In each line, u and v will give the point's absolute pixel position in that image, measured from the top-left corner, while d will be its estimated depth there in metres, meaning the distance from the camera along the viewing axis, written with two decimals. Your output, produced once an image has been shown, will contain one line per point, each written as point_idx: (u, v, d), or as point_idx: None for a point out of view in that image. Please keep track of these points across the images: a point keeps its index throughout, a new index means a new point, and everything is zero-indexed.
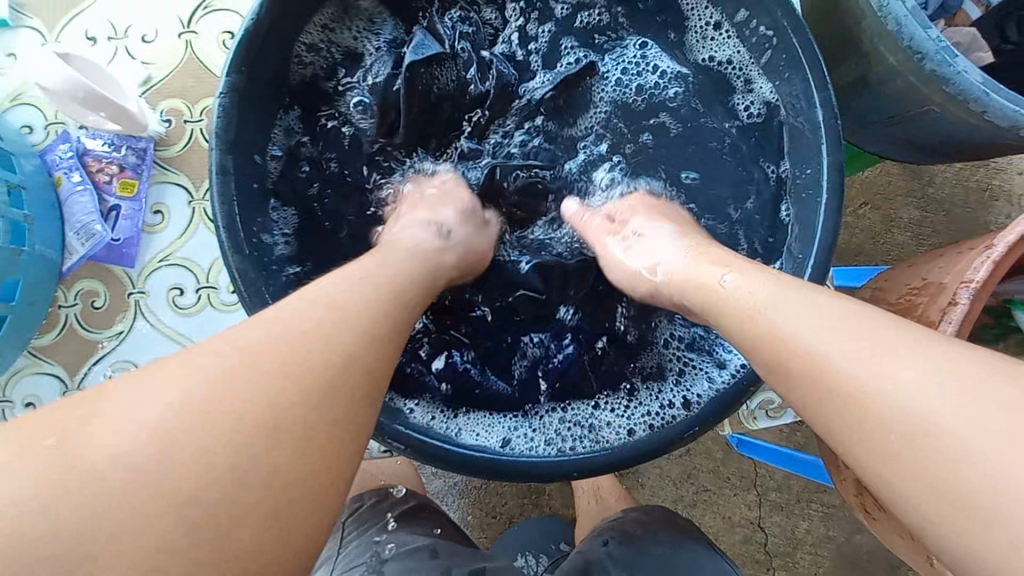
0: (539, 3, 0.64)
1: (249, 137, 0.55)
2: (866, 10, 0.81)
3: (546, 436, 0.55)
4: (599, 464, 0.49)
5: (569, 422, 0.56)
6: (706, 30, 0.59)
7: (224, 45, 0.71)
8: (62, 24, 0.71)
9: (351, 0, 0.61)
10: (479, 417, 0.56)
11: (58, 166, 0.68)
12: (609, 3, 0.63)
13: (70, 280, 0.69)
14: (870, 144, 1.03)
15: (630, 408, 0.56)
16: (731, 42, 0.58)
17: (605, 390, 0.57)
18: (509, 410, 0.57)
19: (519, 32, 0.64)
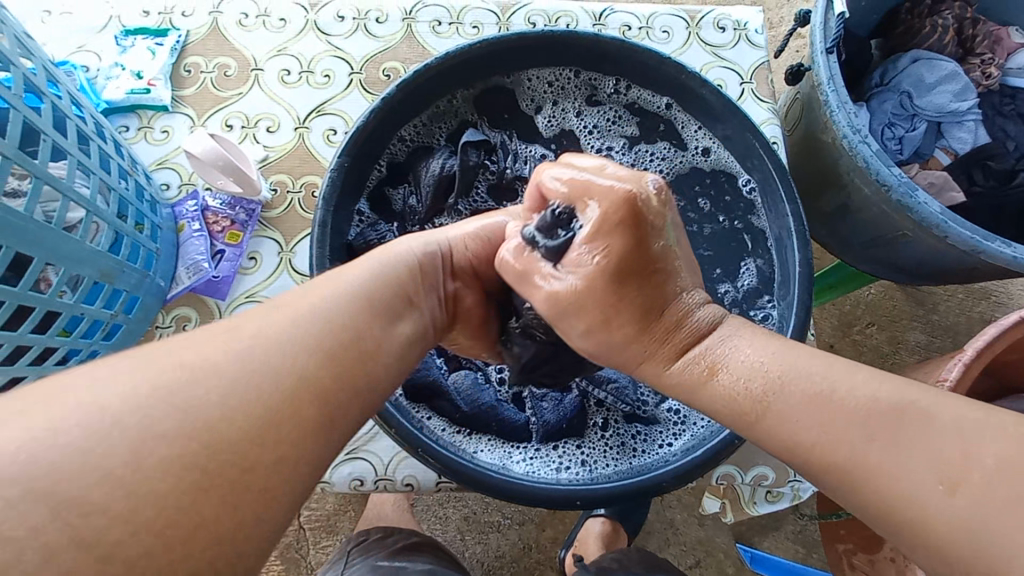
0: (562, 119, 0.84)
1: (347, 204, 0.71)
2: (841, 150, 0.99)
3: (538, 464, 0.68)
4: (580, 495, 0.61)
5: (557, 456, 0.69)
6: (703, 139, 0.81)
7: (328, 139, 0.93)
8: (208, 113, 0.93)
9: (429, 110, 0.79)
10: (485, 439, 0.69)
11: (184, 216, 0.85)
12: (614, 121, 0.83)
13: (170, 306, 0.83)
14: (861, 263, 1.17)
15: (619, 455, 0.70)
16: (720, 146, 0.80)
17: (588, 437, 0.71)
18: (510, 441, 0.70)
19: (549, 133, 0.84)
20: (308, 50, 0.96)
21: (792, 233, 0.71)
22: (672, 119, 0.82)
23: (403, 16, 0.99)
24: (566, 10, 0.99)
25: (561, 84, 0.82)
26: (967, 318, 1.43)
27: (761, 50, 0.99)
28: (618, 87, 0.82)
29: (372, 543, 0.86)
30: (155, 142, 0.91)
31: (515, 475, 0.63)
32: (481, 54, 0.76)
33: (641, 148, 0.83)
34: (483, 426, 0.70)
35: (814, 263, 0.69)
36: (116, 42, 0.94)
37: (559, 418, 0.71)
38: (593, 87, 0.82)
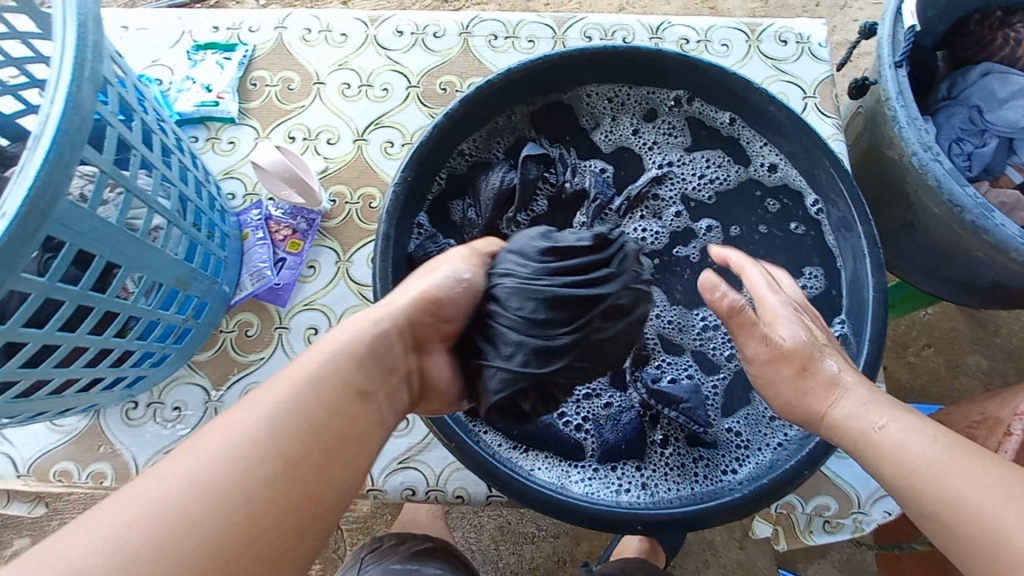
0: (621, 133, 0.83)
1: (408, 216, 0.73)
2: (908, 167, 0.95)
3: (595, 484, 0.68)
4: (640, 518, 0.60)
5: (615, 477, 0.68)
6: (766, 152, 0.79)
7: (385, 151, 0.94)
8: (272, 125, 0.96)
9: (488, 125, 0.80)
10: (542, 456, 0.69)
11: (248, 225, 0.88)
12: (672, 136, 0.82)
13: (234, 311, 0.86)
14: (923, 283, 1.12)
15: (678, 479, 0.68)
16: (783, 159, 0.78)
17: (648, 458, 0.70)
18: (568, 459, 0.70)
19: (607, 146, 0.83)
20: (368, 64, 0.99)
21: (864, 254, 0.69)
22: (733, 133, 0.81)
23: (459, 30, 1.00)
24: (623, 24, 0.99)
25: (619, 98, 0.82)
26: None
27: (825, 63, 0.96)
28: (678, 101, 0.81)
29: (387, 549, 0.86)
30: (222, 152, 0.95)
31: (573, 496, 0.63)
32: (544, 69, 0.76)
33: (696, 157, 0.82)
34: (540, 443, 0.70)
35: (886, 285, 0.67)
36: (188, 57, 0.99)
37: (618, 437, 0.71)
38: (652, 102, 0.81)
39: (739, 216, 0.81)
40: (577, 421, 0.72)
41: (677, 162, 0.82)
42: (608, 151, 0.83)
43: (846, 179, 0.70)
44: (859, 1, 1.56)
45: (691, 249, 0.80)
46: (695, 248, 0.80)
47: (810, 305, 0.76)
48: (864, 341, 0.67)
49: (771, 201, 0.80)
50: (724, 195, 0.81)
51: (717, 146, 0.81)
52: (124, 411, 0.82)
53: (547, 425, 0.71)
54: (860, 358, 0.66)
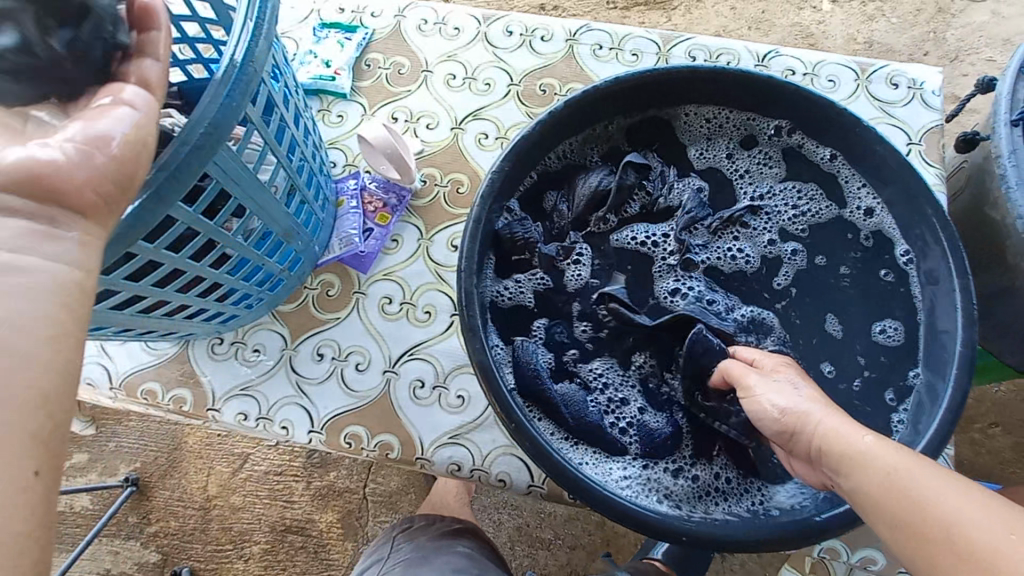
0: (715, 153, 0.83)
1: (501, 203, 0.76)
2: (1012, 230, 0.91)
3: (640, 489, 0.70)
4: (685, 530, 0.61)
5: (660, 486, 0.70)
6: (862, 193, 0.78)
7: (479, 142, 0.99)
8: (378, 104, 1.02)
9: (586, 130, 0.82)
10: (593, 453, 0.71)
11: (344, 192, 0.93)
12: (766, 163, 0.82)
13: (319, 270, 0.92)
14: (1007, 356, 1.06)
15: (712, 498, 0.70)
16: (879, 203, 0.77)
17: (693, 473, 0.72)
18: (618, 460, 0.71)
19: (699, 163, 0.84)
20: (474, 58, 1.04)
21: (956, 309, 0.67)
22: (831, 170, 0.80)
23: (566, 36, 1.03)
24: (729, 49, 0.99)
25: (719, 120, 0.83)
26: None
27: (936, 112, 0.93)
28: (778, 131, 0.81)
29: (418, 528, 0.89)
30: (331, 124, 1.01)
31: (619, 495, 0.64)
32: (651, 83, 0.78)
33: (789, 188, 0.81)
34: (587, 440, 0.72)
35: (977, 343, 0.65)
36: (313, 32, 1.07)
37: (664, 449, 0.72)
38: (750, 129, 0.82)
39: (827, 252, 0.79)
40: (625, 426, 0.74)
41: (770, 190, 0.82)
42: (700, 168, 0.83)
43: (947, 232, 0.69)
44: (970, 56, 1.50)
45: (772, 275, 0.80)
46: (776, 277, 0.80)
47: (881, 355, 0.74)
48: (941, 401, 0.65)
49: (860, 243, 0.79)
50: (811, 229, 0.80)
51: (812, 180, 0.81)
52: (210, 344, 0.89)
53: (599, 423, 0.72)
54: (936, 418, 0.64)
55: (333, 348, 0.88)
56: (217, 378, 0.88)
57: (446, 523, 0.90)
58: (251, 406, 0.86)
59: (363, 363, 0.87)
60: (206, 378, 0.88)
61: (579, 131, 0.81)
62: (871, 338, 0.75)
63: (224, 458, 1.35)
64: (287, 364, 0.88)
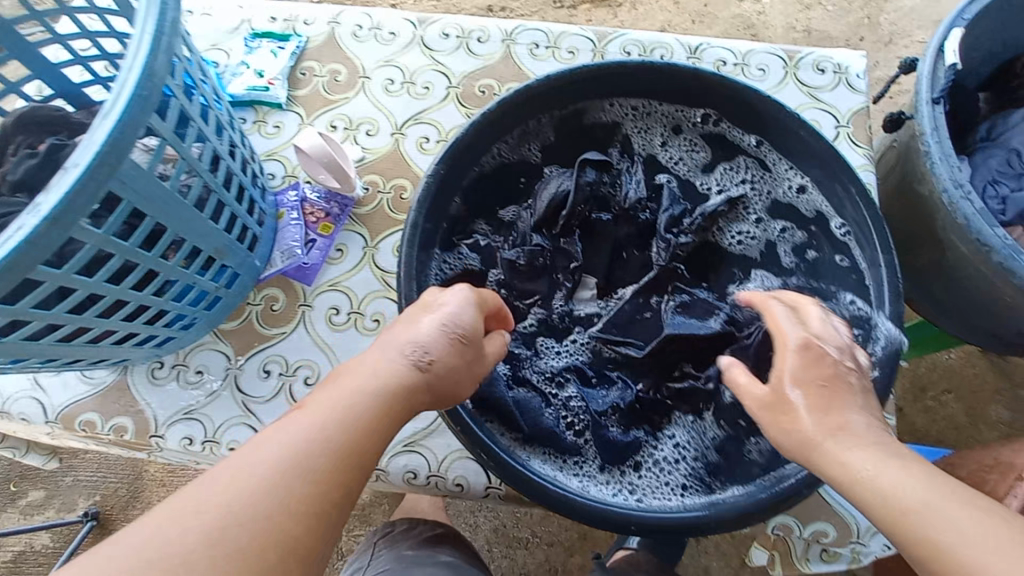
0: (648, 145, 0.86)
1: (442, 206, 0.75)
2: (939, 205, 0.95)
3: (590, 484, 0.70)
4: (632, 520, 0.61)
5: (610, 481, 0.71)
6: (789, 171, 0.81)
7: (421, 146, 0.98)
8: (316, 113, 1.01)
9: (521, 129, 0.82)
10: (541, 453, 0.71)
11: (284, 205, 0.92)
12: (696, 149, 0.85)
13: (262, 285, 0.90)
14: (946, 325, 1.11)
15: (664, 484, 0.71)
16: (806, 179, 0.79)
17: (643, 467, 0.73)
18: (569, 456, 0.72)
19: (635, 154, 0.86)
20: (412, 62, 1.03)
21: (881, 277, 0.70)
22: (760, 153, 0.82)
23: (503, 36, 1.04)
24: (662, 42, 1.01)
25: (648, 109, 0.84)
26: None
27: (861, 96, 0.96)
28: (705, 118, 0.83)
29: (399, 534, 0.76)
30: (267, 135, 0.99)
31: (570, 489, 0.64)
32: (578, 80, 0.79)
33: (722, 168, 0.85)
34: (536, 437, 0.72)
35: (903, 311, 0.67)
36: (245, 44, 1.04)
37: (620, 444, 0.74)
38: (678, 119, 0.84)
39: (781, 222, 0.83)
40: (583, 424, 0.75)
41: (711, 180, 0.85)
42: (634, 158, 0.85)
43: (868, 203, 0.72)
44: (902, 40, 1.56)
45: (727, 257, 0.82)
46: (729, 258, 0.82)
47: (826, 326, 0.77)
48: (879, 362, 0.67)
49: (791, 220, 0.81)
50: (750, 210, 0.83)
51: (741, 161, 0.84)
52: (150, 369, 0.86)
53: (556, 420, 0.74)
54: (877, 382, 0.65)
55: (279, 364, 0.86)
56: (158, 404, 0.85)
57: (428, 524, 0.78)
58: (196, 430, 0.84)
59: (312, 377, 0.85)
60: (147, 404, 0.85)
61: (513, 131, 0.81)
62: (817, 308, 0.78)
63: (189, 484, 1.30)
64: (233, 383, 0.86)
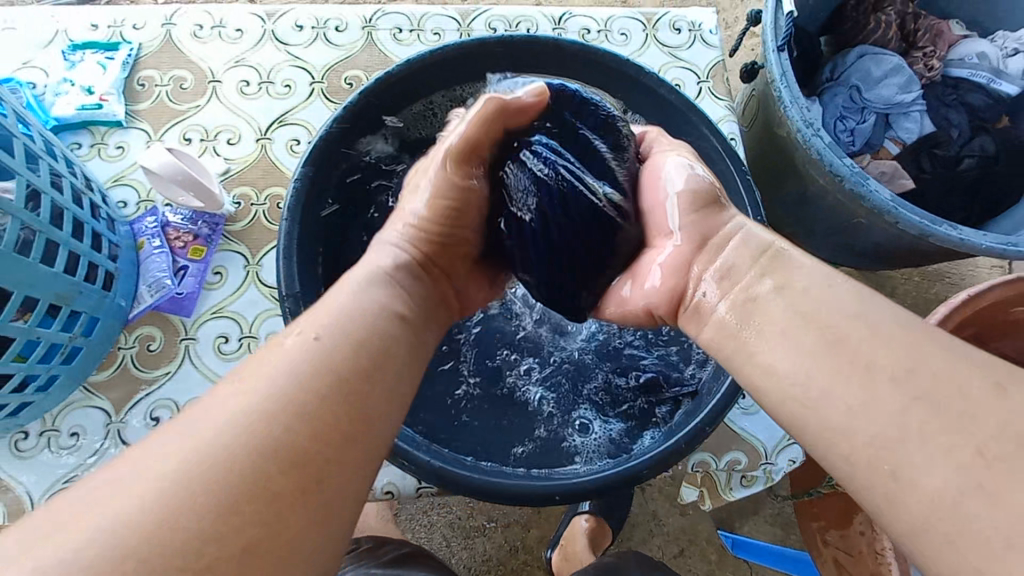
0: None
1: (313, 200, 0.70)
2: (797, 145, 1.04)
3: (531, 462, 0.69)
4: (576, 488, 0.63)
5: (557, 451, 0.71)
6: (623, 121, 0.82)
7: (292, 149, 0.91)
8: (165, 128, 0.91)
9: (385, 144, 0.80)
10: (485, 452, 0.70)
11: (143, 233, 0.83)
12: None
13: (133, 326, 0.81)
14: (820, 250, 1.21)
15: (599, 419, 0.74)
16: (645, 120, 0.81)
17: (605, 437, 0.72)
18: (509, 451, 0.70)
19: None
20: (267, 60, 0.95)
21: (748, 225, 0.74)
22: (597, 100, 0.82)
23: (362, 24, 0.99)
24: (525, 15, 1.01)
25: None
26: (925, 300, 1.36)
27: (716, 49, 1.02)
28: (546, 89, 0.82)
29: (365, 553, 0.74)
30: (110, 158, 0.88)
31: (484, 473, 0.64)
32: (458, 56, 0.76)
33: None
34: (438, 423, 0.71)
35: None
36: (64, 57, 0.91)
37: (551, 441, 0.72)
38: None
39: None
40: (519, 430, 0.73)
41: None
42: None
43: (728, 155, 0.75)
44: None
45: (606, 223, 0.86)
46: None
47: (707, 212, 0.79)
48: None
49: None
50: None
51: None
52: (15, 441, 0.75)
53: (502, 430, 0.73)
54: None
55: (169, 409, 0.78)
56: (31, 479, 0.74)
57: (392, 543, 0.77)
58: None
59: None
60: (16, 484, 0.74)
61: (364, 137, 0.76)
62: None
63: None
64: (118, 440, 0.77)
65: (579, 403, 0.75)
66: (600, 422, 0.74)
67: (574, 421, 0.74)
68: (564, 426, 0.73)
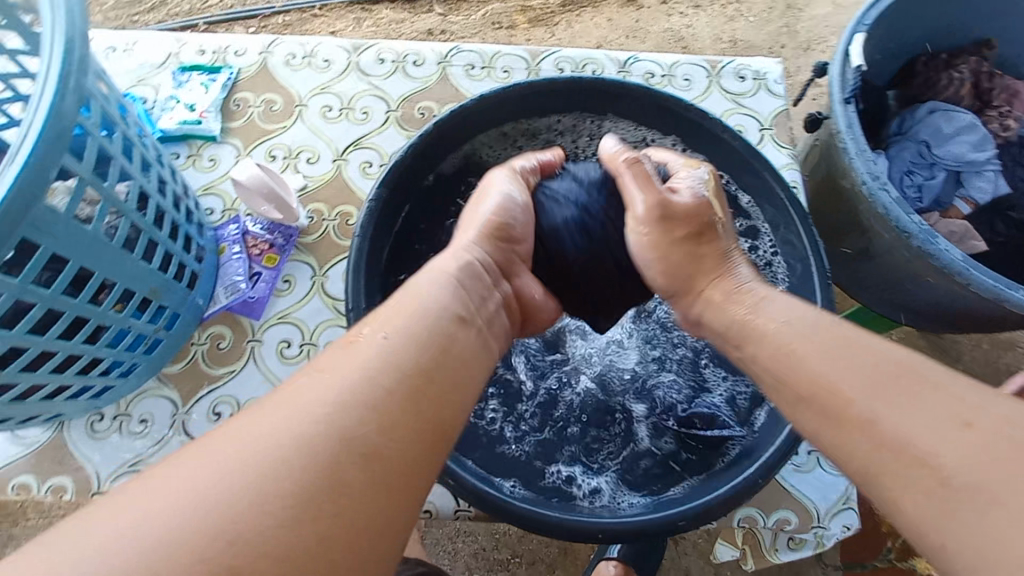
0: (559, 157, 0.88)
1: (384, 217, 0.74)
2: (860, 197, 1.02)
3: (563, 497, 0.69)
4: (615, 527, 0.62)
5: (589, 492, 0.71)
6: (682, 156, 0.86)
7: (364, 171, 0.97)
8: (254, 144, 0.99)
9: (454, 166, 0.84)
10: (517, 481, 0.71)
11: (225, 239, 0.89)
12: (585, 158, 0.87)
13: (207, 324, 0.86)
14: (877, 305, 1.17)
15: (633, 464, 0.74)
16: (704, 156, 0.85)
17: (639, 483, 0.72)
18: (541, 484, 0.71)
19: None
20: (350, 88, 1.03)
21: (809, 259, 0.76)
22: (658, 141, 0.87)
23: (439, 59, 1.05)
24: (593, 57, 1.06)
25: (566, 123, 0.86)
26: (994, 370, 1.28)
27: (781, 99, 1.03)
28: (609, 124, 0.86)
29: None
30: (203, 169, 0.96)
31: (521, 501, 0.64)
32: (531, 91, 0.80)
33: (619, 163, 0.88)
34: (493, 463, 0.72)
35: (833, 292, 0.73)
36: (174, 78, 1.01)
37: (583, 479, 0.72)
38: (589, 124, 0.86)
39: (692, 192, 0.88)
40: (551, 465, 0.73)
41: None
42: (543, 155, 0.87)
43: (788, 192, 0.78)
44: (819, 44, 1.78)
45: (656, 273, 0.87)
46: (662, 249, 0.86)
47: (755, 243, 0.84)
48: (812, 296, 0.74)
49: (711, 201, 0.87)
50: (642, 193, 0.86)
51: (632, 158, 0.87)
52: (90, 423, 0.81)
53: (535, 462, 0.73)
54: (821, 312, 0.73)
55: (231, 405, 0.83)
56: (100, 459, 0.80)
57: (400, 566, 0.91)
58: None
59: None
60: (88, 463, 0.79)
61: (435, 162, 0.81)
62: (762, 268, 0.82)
63: None
64: (182, 430, 0.81)
65: (613, 447, 0.75)
66: (634, 468, 0.73)
67: (607, 463, 0.74)
68: (598, 467, 0.74)
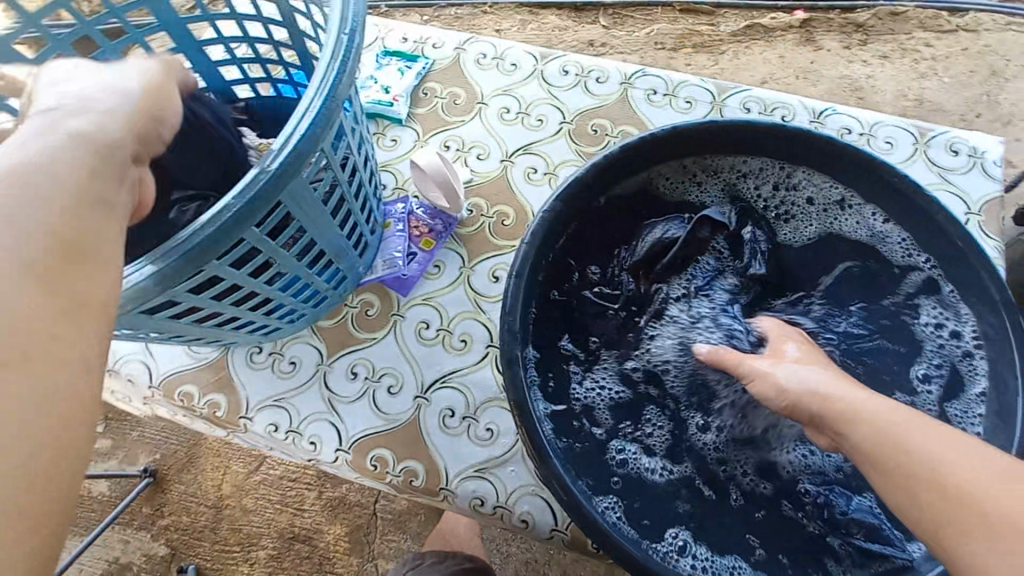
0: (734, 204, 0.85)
1: (555, 228, 0.75)
2: None
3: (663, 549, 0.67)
4: None
5: (689, 551, 0.68)
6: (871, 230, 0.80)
7: (528, 176, 1.00)
8: (433, 133, 1.05)
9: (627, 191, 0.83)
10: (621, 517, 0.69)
11: (392, 215, 0.94)
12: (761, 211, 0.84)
13: (360, 289, 0.93)
14: None
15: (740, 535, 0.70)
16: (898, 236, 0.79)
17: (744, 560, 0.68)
18: (642, 528, 0.69)
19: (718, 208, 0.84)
20: (530, 94, 1.06)
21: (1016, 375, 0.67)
22: (852, 206, 0.81)
23: (622, 80, 1.05)
24: (784, 102, 1.00)
25: (752, 169, 0.83)
26: None
27: (996, 183, 0.92)
28: (799, 181, 0.82)
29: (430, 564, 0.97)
30: (384, 147, 1.04)
31: (634, 544, 0.63)
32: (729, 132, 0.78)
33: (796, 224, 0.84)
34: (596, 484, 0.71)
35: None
36: (377, 59, 1.10)
37: (687, 535, 0.69)
38: (777, 176, 0.83)
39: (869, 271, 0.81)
40: (654, 508, 0.71)
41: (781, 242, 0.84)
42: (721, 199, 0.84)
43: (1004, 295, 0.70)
44: None
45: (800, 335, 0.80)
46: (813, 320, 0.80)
47: (924, 337, 0.77)
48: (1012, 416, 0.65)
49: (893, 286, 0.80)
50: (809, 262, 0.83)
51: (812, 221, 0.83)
52: (248, 353, 0.90)
53: (639, 501, 0.71)
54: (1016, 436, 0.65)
55: (367, 368, 0.89)
56: (251, 388, 0.89)
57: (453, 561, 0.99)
58: (282, 418, 0.87)
59: (395, 387, 0.87)
60: (241, 388, 0.89)
61: (611, 185, 0.80)
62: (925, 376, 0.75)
63: (241, 457, 1.23)
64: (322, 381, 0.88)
65: (720, 510, 0.71)
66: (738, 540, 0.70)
67: (714, 525, 0.70)
68: (703, 526, 0.70)
